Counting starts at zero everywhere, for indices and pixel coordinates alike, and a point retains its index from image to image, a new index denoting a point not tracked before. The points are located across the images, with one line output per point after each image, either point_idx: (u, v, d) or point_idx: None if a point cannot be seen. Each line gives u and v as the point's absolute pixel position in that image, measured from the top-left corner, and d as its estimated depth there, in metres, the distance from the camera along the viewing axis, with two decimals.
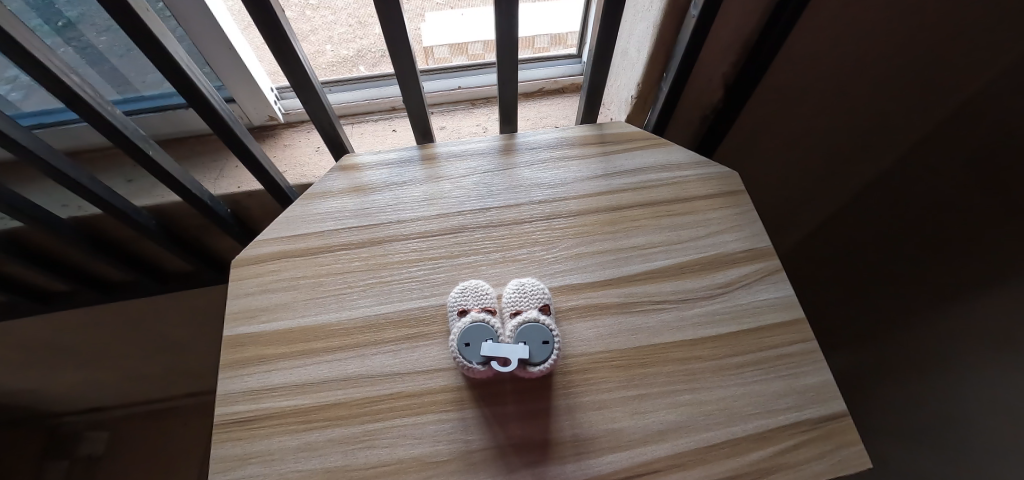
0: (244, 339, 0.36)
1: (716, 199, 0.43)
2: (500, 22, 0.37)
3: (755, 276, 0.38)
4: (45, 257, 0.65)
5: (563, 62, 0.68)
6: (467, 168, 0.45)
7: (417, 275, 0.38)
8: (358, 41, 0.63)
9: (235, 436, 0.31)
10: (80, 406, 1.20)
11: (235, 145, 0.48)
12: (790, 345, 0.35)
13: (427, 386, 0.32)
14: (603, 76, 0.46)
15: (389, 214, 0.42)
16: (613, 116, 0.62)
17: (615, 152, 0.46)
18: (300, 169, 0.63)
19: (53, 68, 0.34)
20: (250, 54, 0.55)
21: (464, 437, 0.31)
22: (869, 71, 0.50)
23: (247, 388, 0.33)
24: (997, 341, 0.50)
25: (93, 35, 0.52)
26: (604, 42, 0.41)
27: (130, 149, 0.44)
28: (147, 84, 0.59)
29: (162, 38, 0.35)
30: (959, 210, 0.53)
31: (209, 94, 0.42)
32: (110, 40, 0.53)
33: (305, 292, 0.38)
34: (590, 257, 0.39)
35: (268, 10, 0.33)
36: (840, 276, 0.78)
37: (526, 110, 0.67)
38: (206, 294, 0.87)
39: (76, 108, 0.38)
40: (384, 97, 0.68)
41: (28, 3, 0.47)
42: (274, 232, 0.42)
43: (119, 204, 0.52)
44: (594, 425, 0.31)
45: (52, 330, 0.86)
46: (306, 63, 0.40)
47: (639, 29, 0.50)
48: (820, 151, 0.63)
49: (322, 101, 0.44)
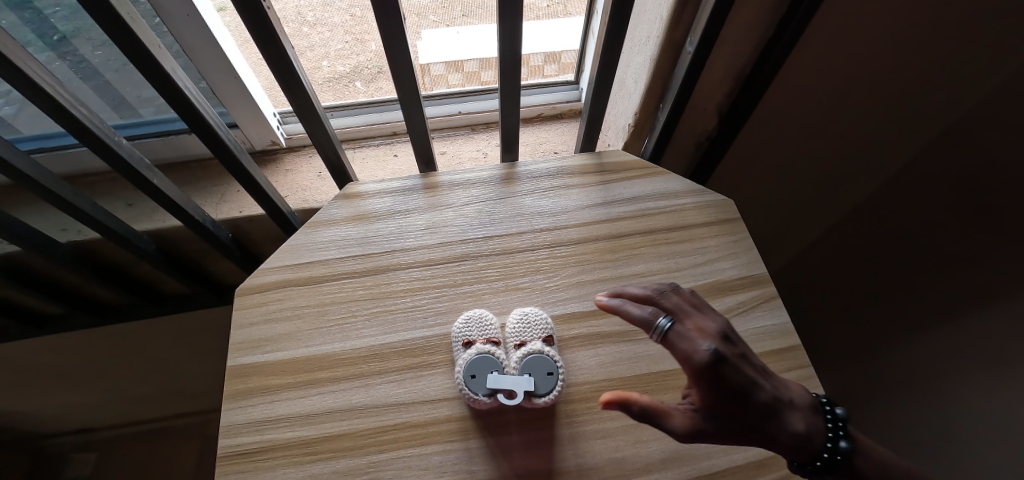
0: (248, 369, 0.36)
1: (713, 226, 0.44)
2: (504, 50, 0.39)
3: (752, 303, 0.39)
4: (41, 280, 0.65)
5: (562, 87, 0.69)
6: (470, 196, 0.46)
7: (421, 304, 0.39)
8: (354, 57, 0.61)
9: (239, 469, 0.31)
10: (67, 428, 1.17)
11: (238, 172, 0.49)
12: (786, 372, 0.35)
13: (432, 415, 0.33)
14: (602, 107, 0.47)
15: (393, 242, 0.43)
16: (611, 142, 0.64)
17: (615, 181, 0.47)
18: (302, 194, 0.63)
19: (64, 101, 0.35)
20: (254, 79, 0.56)
21: (469, 468, 0.31)
22: (856, 103, 0.52)
23: (251, 419, 0.33)
24: (989, 361, 0.51)
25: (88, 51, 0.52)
26: (603, 74, 0.42)
27: (133, 177, 0.45)
28: (141, 100, 0.58)
29: (171, 72, 0.36)
30: (943, 232, 0.55)
31: (215, 123, 0.43)
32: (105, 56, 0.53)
33: (309, 321, 0.38)
34: (591, 284, 0.40)
35: (278, 45, 0.34)
36: (826, 295, 0.80)
37: (526, 135, 0.69)
38: (202, 317, 0.87)
39: (82, 137, 0.39)
40: (385, 122, 0.69)
41: (21, 16, 0.46)
42: (277, 260, 0.42)
43: (118, 228, 0.52)
44: (598, 455, 0.32)
45: (43, 351, 0.84)
46: (313, 94, 0.41)
47: (636, 60, 0.52)
48: (808, 176, 0.65)
49: (327, 129, 0.45)
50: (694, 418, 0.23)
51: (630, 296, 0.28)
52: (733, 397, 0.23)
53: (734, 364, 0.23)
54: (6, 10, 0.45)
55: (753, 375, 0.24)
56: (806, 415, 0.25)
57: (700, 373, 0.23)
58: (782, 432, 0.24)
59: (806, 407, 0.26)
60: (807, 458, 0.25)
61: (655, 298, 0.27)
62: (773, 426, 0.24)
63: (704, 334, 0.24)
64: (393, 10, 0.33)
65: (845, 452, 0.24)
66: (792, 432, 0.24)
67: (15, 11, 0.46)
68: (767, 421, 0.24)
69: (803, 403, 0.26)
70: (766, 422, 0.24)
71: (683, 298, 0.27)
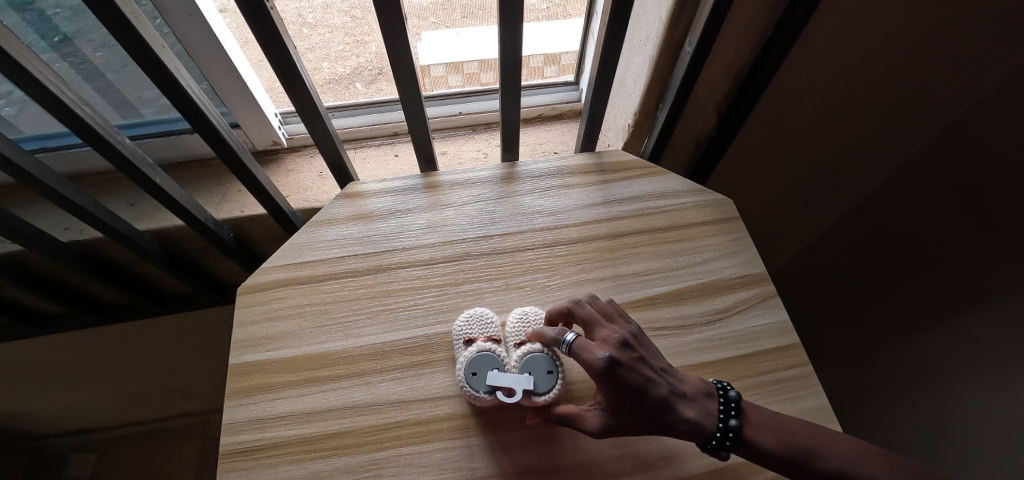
0: (250, 367, 0.36)
1: (712, 226, 0.44)
2: (505, 50, 0.39)
3: (751, 301, 0.39)
4: (43, 279, 0.65)
5: (562, 88, 0.70)
6: (470, 195, 0.47)
7: (422, 303, 0.39)
8: (355, 58, 0.62)
9: (241, 467, 0.31)
10: (67, 429, 1.17)
11: (240, 171, 0.49)
12: (785, 370, 0.36)
13: (433, 413, 0.33)
14: (602, 107, 0.47)
15: (393, 241, 0.43)
16: (611, 142, 0.64)
17: (614, 181, 0.48)
18: (303, 194, 0.64)
19: (68, 100, 0.35)
20: (256, 80, 0.56)
21: (470, 465, 0.31)
22: (855, 103, 0.52)
23: (253, 417, 0.33)
24: (989, 360, 0.51)
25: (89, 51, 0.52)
26: (603, 74, 0.43)
27: (135, 176, 0.45)
28: (143, 101, 0.59)
29: (175, 72, 0.36)
30: (942, 232, 0.55)
31: (217, 123, 0.43)
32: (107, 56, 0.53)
33: (310, 320, 0.38)
34: (591, 283, 0.40)
35: (281, 45, 0.35)
36: (825, 295, 0.80)
37: (526, 135, 0.69)
38: (203, 317, 0.87)
39: (85, 136, 0.39)
40: (386, 122, 0.69)
41: (23, 18, 0.46)
42: (279, 259, 0.42)
43: (121, 228, 0.52)
44: (597, 451, 0.32)
45: (44, 351, 0.84)
46: (315, 94, 0.41)
47: (636, 61, 0.52)
48: (807, 176, 0.65)
49: (328, 129, 0.45)
50: (601, 418, 0.27)
51: (553, 315, 0.33)
52: (626, 394, 0.26)
53: (629, 366, 0.26)
54: (8, 11, 0.45)
55: (648, 376, 0.26)
56: (698, 402, 0.27)
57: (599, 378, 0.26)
58: (674, 420, 0.26)
59: (700, 394, 0.28)
60: (703, 441, 0.26)
61: (571, 310, 0.31)
62: (666, 414, 0.26)
63: (604, 344, 0.27)
64: (395, 10, 0.34)
65: (734, 429, 0.26)
66: (682, 419, 0.26)
67: (18, 13, 0.45)
68: (660, 411, 0.26)
69: (696, 392, 0.27)
70: (659, 413, 0.26)
71: (595, 309, 0.30)
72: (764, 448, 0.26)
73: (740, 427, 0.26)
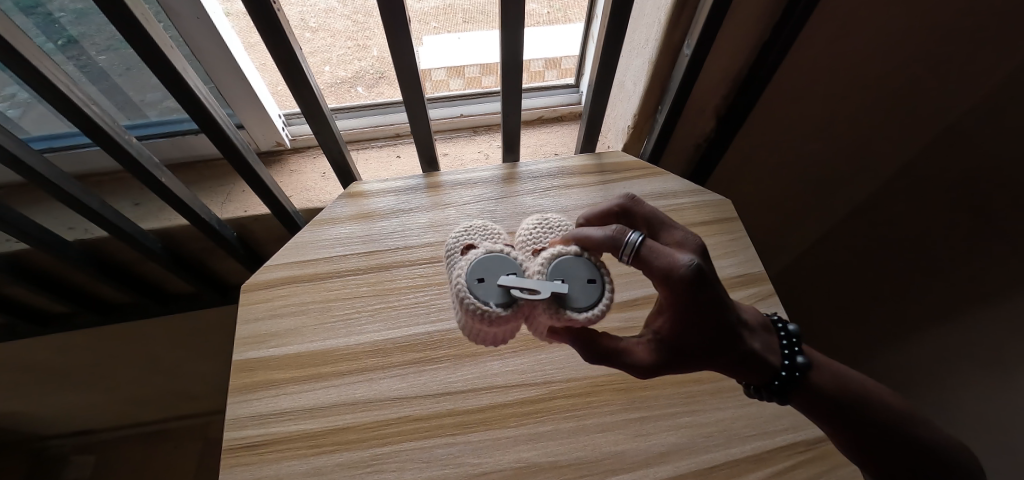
0: (253, 364, 0.36)
1: (711, 226, 0.45)
2: (506, 51, 0.40)
3: (750, 300, 0.40)
4: (47, 278, 0.65)
5: (562, 91, 0.70)
6: (471, 195, 0.47)
7: (424, 301, 0.39)
8: (356, 62, 0.63)
9: (244, 462, 0.31)
10: (67, 430, 1.17)
11: (245, 171, 0.50)
12: None
13: (435, 409, 0.33)
14: (602, 108, 0.48)
15: (395, 240, 0.43)
16: (611, 144, 0.65)
17: (614, 181, 0.48)
18: (306, 194, 0.64)
19: (77, 99, 0.36)
20: (261, 81, 0.57)
21: (472, 461, 0.31)
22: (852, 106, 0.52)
23: (256, 412, 0.33)
24: (989, 361, 0.52)
25: (94, 54, 0.52)
26: (603, 75, 0.43)
27: (141, 176, 0.46)
28: (149, 104, 0.59)
29: (182, 72, 0.37)
30: (941, 233, 0.55)
31: (223, 122, 0.43)
32: (111, 58, 0.54)
33: (313, 317, 0.39)
34: None
35: (287, 47, 0.35)
36: (825, 297, 0.80)
37: (527, 137, 0.70)
38: (205, 317, 0.87)
39: (93, 135, 0.40)
40: (389, 124, 0.70)
41: (30, 19, 0.47)
42: (283, 257, 0.43)
43: (126, 227, 0.53)
44: (598, 448, 0.32)
45: (45, 351, 0.85)
46: (319, 94, 0.41)
47: (635, 63, 0.53)
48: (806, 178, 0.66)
49: (332, 129, 0.46)
50: (656, 349, 0.22)
51: (596, 215, 0.26)
52: (700, 315, 0.21)
53: (711, 279, 0.20)
54: (15, 12, 0.46)
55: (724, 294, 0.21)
56: (760, 335, 0.24)
57: (678, 292, 0.19)
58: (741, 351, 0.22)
59: (759, 326, 0.25)
60: (764, 376, 0.23)
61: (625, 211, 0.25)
62: (732, 342, 0.22)
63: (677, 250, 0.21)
64: (399, 12, 0.34)
65: (803, 367, 0.23)
66: (748, 349, 0.22)
67: (26, 15, 0.46)
68: (729, 340, 0.22)
69: (757, 323, 0.24)
70: (727, 342, 0.22)
71: (654, 211, 0.25)
72: (827, 390, 0.23)
73: (807, 366, 0.23)
